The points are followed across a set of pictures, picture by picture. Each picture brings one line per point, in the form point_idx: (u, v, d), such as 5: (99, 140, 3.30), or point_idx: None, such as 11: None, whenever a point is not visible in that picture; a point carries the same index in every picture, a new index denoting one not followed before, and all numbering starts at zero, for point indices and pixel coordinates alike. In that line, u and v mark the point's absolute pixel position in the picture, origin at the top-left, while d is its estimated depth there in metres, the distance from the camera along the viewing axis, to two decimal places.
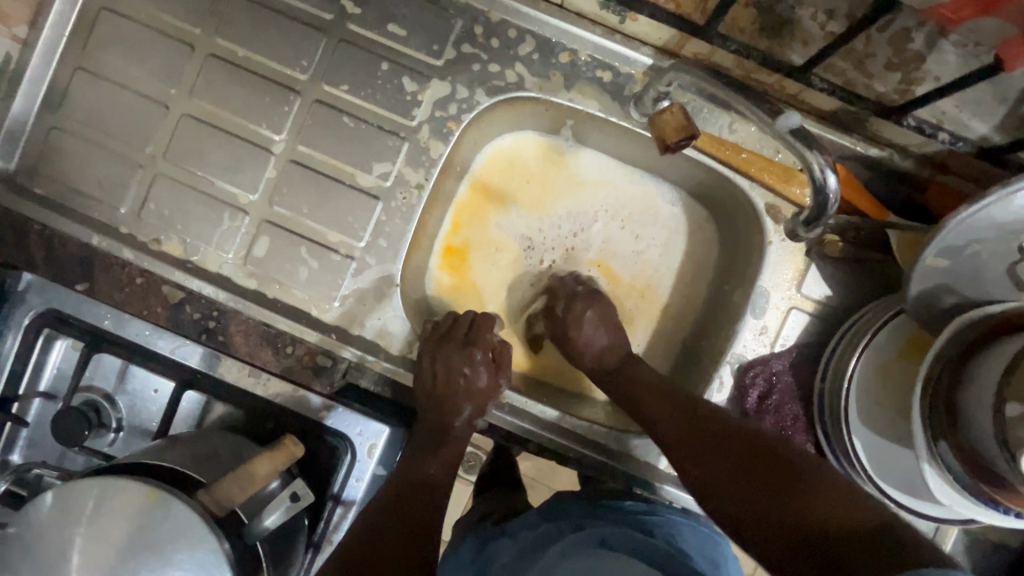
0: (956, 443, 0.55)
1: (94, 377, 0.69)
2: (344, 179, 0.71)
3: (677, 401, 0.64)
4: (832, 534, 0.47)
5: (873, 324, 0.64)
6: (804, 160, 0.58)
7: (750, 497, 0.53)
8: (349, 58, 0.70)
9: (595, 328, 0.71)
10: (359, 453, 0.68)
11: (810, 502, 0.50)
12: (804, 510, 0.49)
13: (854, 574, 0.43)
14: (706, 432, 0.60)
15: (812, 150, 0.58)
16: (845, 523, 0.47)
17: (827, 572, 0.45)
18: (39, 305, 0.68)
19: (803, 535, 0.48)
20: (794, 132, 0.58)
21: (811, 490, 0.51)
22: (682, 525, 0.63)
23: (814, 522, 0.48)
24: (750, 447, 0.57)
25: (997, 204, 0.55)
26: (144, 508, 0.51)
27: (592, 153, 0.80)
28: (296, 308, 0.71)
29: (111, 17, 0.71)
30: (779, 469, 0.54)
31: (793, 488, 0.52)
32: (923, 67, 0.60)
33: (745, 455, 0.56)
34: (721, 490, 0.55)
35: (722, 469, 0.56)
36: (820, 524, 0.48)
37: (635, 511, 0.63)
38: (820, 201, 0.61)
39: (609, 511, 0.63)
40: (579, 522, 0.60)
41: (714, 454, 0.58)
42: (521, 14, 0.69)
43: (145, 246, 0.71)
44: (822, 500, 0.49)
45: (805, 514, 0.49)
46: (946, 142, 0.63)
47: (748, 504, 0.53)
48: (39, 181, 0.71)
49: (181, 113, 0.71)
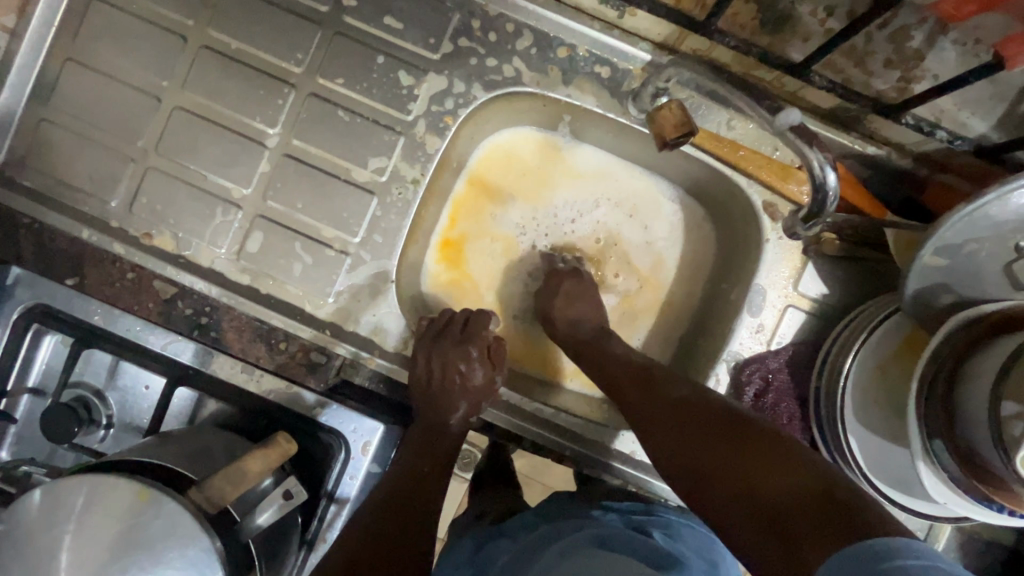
0: (953, 443, 0.55)
1: (84, 372, 0.68)
2: (339, 174, 0.70)
3: (658, 377, 0.62)
4: (782, 506, 0.44)
5: (869, 323, 0.64)
6: (803, 156, 0.60)
7: (706, 467, 0.51)
8: (344, 52, 0.69)
9: (573, 301, 0.72)
10: (354, 451, 0.68)
11: (766, 473, 0.47)
12: (758, 480, 0.47)
13: (801, 545, 0.41)
14: (671, 404, 0.58)
15: (813, 148, 0.60)
16: (797, 495, 0.44)
17: (777, 541, 0.43)
18: (29, 299, 0.68)
19: (754, 507, 0.46)
20: (794, 128, 0.60)
21: (769, 459, 0.48)
22: (680, 525, 0.63)
23: (766, 492, 0.46)
24: (716, 417, 0.54)
25: (995, 202, 0.55)
26: (135, 506, 0.50)
27: (590, 149, 0.80)
28: (290, 304, 0.70)
29: (101, 7, 0.70)
30: (741, 438, 0.51)
31: (751, 457, 0.49)
32: (922, 65, 0.60)
33: (708, 424, 0.54)
34: (683, 459, 0.53)
35: (685, 439, 0.54)
36: (772, 495, 0.45)
37: (633, 512, 0.63)
38: (819, 200, 0.61)
39: (606, 511, 0.62)
40: (576, 522, 0.60)
41: (684, 425, 0.55)
42: (519, 8, 0.69)
43: (136, 240, 0.70)
44: (779, 470, 0.47)
45: (758, 484, 0.47)
46: (944, 140, 0.62)
47: (703, 473, 0.51)
48: (27, 174, 0.70)
49: (173, 105, 0.70)
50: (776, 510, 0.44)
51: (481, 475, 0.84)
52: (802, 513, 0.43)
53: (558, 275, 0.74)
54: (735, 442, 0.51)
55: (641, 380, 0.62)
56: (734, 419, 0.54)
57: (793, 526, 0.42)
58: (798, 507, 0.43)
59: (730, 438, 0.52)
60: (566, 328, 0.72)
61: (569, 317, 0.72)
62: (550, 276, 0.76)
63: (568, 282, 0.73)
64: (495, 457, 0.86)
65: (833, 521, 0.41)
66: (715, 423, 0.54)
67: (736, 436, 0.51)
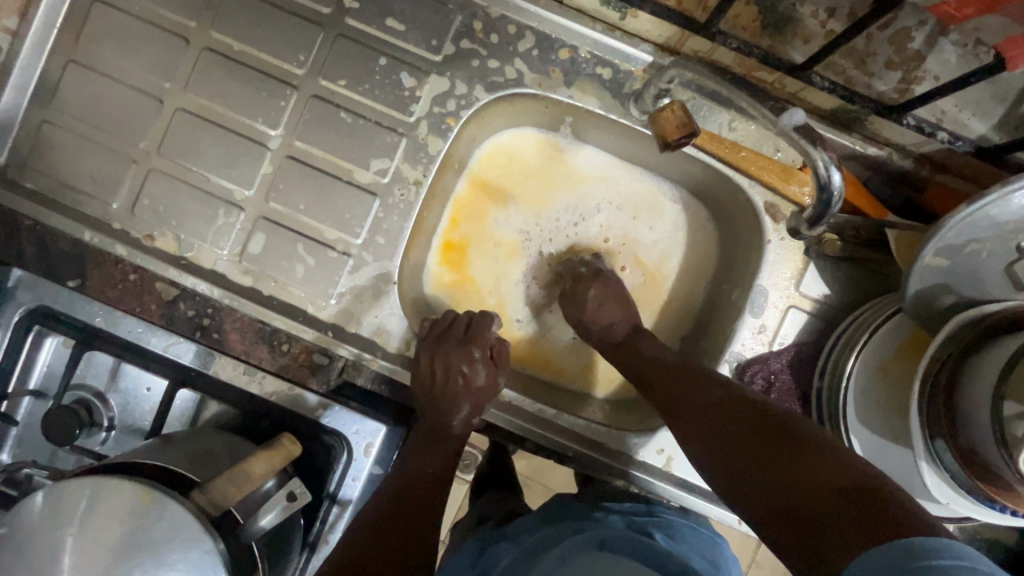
0: (954, 443, 0.55)
1: (85, 374, 0.68)
2: (341, 176, 0.70)
3: (689, 370, 0.62)
4: (817, 500, 0.44)
5: (871, 322, 0.65)
6: (809, 157, 0.58)
7: (739, 459, 0.52)
8: (346, 53, 0.70)
9: (587, 310, 0.71)
10: (356, 452, 0.68)
11: (797, 464, 0.48)
12: (790, 472, 0.47)
13: (835, 539, 0.41)
14: (704, 398, 0.58)
15: (818, 147, 0.58)
16: (829, 488, 0.45)
17: (812, 533, 0.43)
18: (30, 302, 0.67)
19: (785, 496, 0.47)
20: (798, 129, 0.59)
21: (801, 451, 0.49)
22: (682, 526, 0.63)
23: (799, 485, 0.46)
24: (747, 409, 0.55)
25: (996, 203, 0.55)
26: (138, 509, 0.50)
27: (592, 150, 0.80)
28: (292, 306, 0.70)
29: (104, 9, 0.70)
30: (773, 430, 0.52)
31: (784, 450, 0.49)
32: (923, 66, 0.60)
33: (742, 417, 0.54)
34: (718, 452, 0.54)
35: (717, 431, 0.55)
36: (806, 485, 0.46)
37: (635, 513, 0.63)
38: (824, 201, 0.61)
39: (608, 513, 0.62)
40: (579, 525, 0.60)
41: (718, 417, 0.56)
42: (521, 10, 0.69)
43: (138, 242, 0.70)
44: (811, 463, 0.47)
45: (790, 476, 0.47)
46: (945, 141, 0.62)
47: (736, 465, 0.52)
48: (30, 175, 0.70)
49: (176, 106, 0.70)
50: (809, 502, 0.45)
51: (483, 476, 0.84)
52: (835, 505, 0.43)
53: (582, 281, 0.73)
54: (767, 434, 0.52)
55: (669, 373, 0.63)
56: (766, 410, 0.54)
57: (824, 517, 0.43)
58: (830, 499, 0.44)
59: (762, 430, 0.52)
60: (601, 331, 0.71)
61: (602, 320, 0.71)
62: (573, 279, 0.75)
63: (594, 288, 0.72)
64: (496, 458, 0.86)
65: (865, 515, 0.41)
66: (746, 415, 0.54)
67: (768, 428, 0.52)
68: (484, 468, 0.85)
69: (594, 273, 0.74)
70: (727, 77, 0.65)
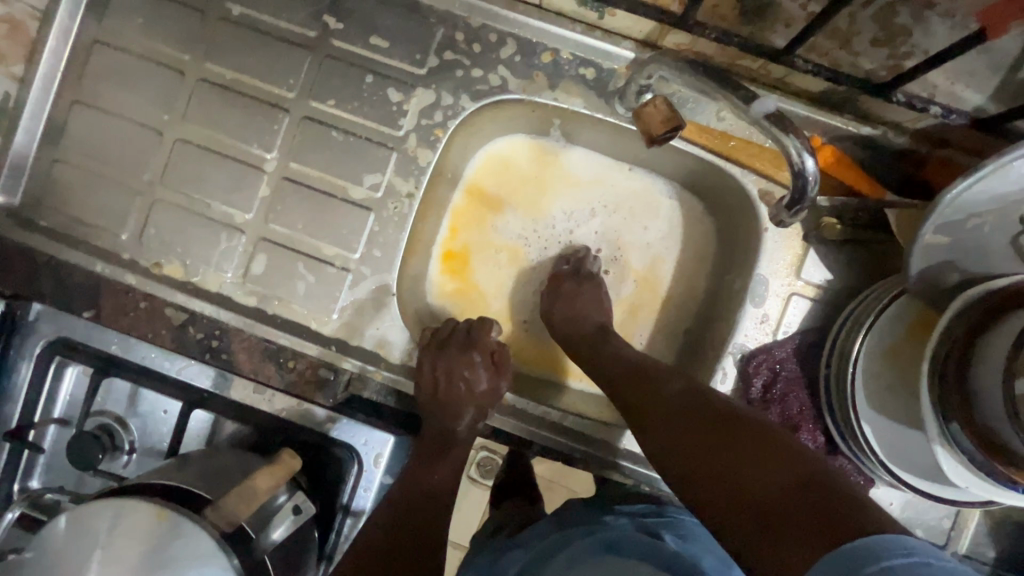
0: (970, 425, 0.54)
1: (106, 402, 0.71)
2: (336, 194, 0.71)
3: (650, 373, 0.62)
4: (773, 504, 0.43)
5: (877, 304, 0.63)
6: (778, 144, 0.56)
7: (698, 460, 0.50)
8: (334, 74, 0.71)
9: (577, 301, 0.73)
10: (366, 463, 0.70)
11: (760, 465, 0.46)
12: (749, 472, 0.46)
13: (788, 541, 0.40)
14: (666, 401, 0.57)
15: (789, 134, 0.56)
16: (791, 485, 0.43)
17: (764, 536, 0.42)
18: (51, 333, 0.71)
19: (745, 497, 0.45)
20: (768, 117, 0.57)
21: (766, 451, 0.47)
22: (691, 527, 0.61)
23: (753, 490, 0.45)
24: (707, 409, 0.54)
25: (994, 174, 0.53)
26: (155, 529, 0.52)
27: (584, 152, 0.80)
28: (295, 323, 0.72)
29: (103, 49, 0.73)
30: (736, 431, 0.50)
31: (743, 452, 0.48)
32: (910, 40, 0.58)
33: (701, 421, 0.53)
34: (675, 455, 0.52)
35: (681, 435, 0.53)
36: (763, 487, 0.44)
37: (644, 514, 0.62)
38: (800, 185, 0.58)
39: (617, 516, 0.62)
40: (587, 527, 0.59)
41: (678, 421, 0.55)
42: (500, 18, 0.70)
43: (147, 270, 0.72)
44: (774, 464, 0.46)
45: (751, 473, 0.46)
46: (939, 116, 0.60)
47: (694, 463, 0.50)
48: (44, 214, 0.73)
49: (175, 138, 0.73)
50: (770, 502, 0.43)
51: (504, 479, 0.82)
52: (795, 503, 0.42)
53: (561, 277, 0.76)
54: (731, 435, 0.50)
55: (636, 375, 0.62)
56: (729, 410, 0.53)
57: (781, 515, 0.42)
58: (791, 496, 0.42)
59: (726, 430, 0.51)
60: (579, 318, 0.72)
61: (573, 317, 0.73)
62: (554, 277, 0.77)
63: (580, 283, 0.74)
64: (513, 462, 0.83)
65: (823, 513, 0.40)
66: (707, 414, 0.54)
67: (731, 428, 0.51)
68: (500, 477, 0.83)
69: (575, 270, 0.76)
70: (703, 70, 0.60)
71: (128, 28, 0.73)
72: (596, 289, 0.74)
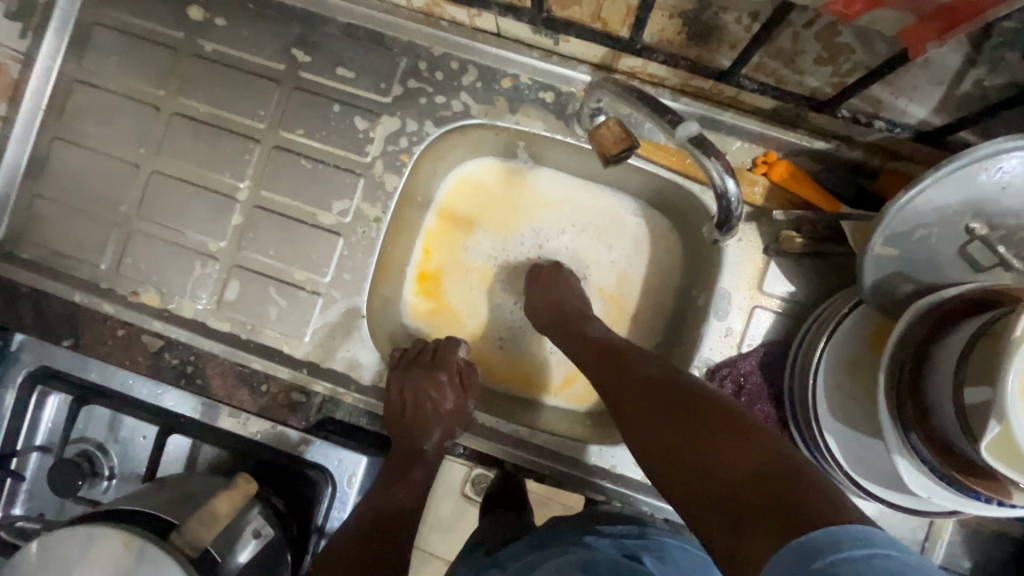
0: (927, 434, 0.53)
1: (86, 428, 0.73)
2: (306, 220, 0.73)
3: (626, 358, 0.62)
4: (741, 493, 0.43)
5: (835, 317, 0.63)
6: (702, 167, 0.56)
7: (671, 447, 0.51)
8: (303, 105, 0.74)
9: (554, 292, 0.75)
10: (340, 484, 0.71)
11: (730, 453, 0.47)
12: (719, 460, 0.47)
13: (751, 533, 0.41)
14: (641, 385, 0.57)
15: (711, 157, 0.56)
16: (759, 477, 0.44)
17: (732, 525, 0.43)
18: (32, 363, 0.73)
19: (714, 485, 0.46)
20: (694, 139, 0.56)
21: (734, 436, 0.48)
22: (671, 548, 0.60)
23: (724, 478, 0.45)
24: (680, 393, 0.54)
25: (934, 186, 0.54)
26: (121, 554, 0.53)
27: (551, 172, 0.82)
28: (268, 347, 0.74)
29: (82, 87, 0.76)
30: (707, 416, 0.50)
31: (712, 437, 0.48)
32: (853, 57, 0.58)
33: (673, 403, 0.53)
34: (649, 440, 0.53)
35: (654, 419, 0.53)
36: (733, 476, 0.45)
37: (625, 536, 0.60)
38: (724, 206, 0.59)
39: (598, 537, 0.60)
40: (565, 548, 0.59)
41: (650, 404, 0.55)
42: (461, 46, 0.72)
43: (124, 299, 0.74)
44: (744, 453, 0.46)
45: (722, 465, 0.46)
46: (883, 130, 0.63)
47: (668, 450, 0.51)
48: (25, 247, 0.76)
49: (151, 169, 0.75)
50: (736, 492, 0.44)
51: (490, 493, 0.79)
52: (762, 495, 0.42)
53: (539, 270, 0.78)
54: (702, 421, 0.50)
55: (613, 364, 0.62)
56: (701, 393, 0.53)
57: (750, 505, 0.42)
58: (759, 490, 0.43)
59: (696, 414, 0.51)
60: (547, 314, 0.74)
61: (548, 305, 0.74)
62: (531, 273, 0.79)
63: (559, 277, 0.76)
64: (503, 479, 0.80)
65: (789, 508, 0.40)
66: (680, 399, 0.53)
67: (702, 411, 0.51)
68: (494, 488, 0.80)
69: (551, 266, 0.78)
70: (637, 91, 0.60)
71: (106, 66, 0.76)
72: (568, 281, 0.76)
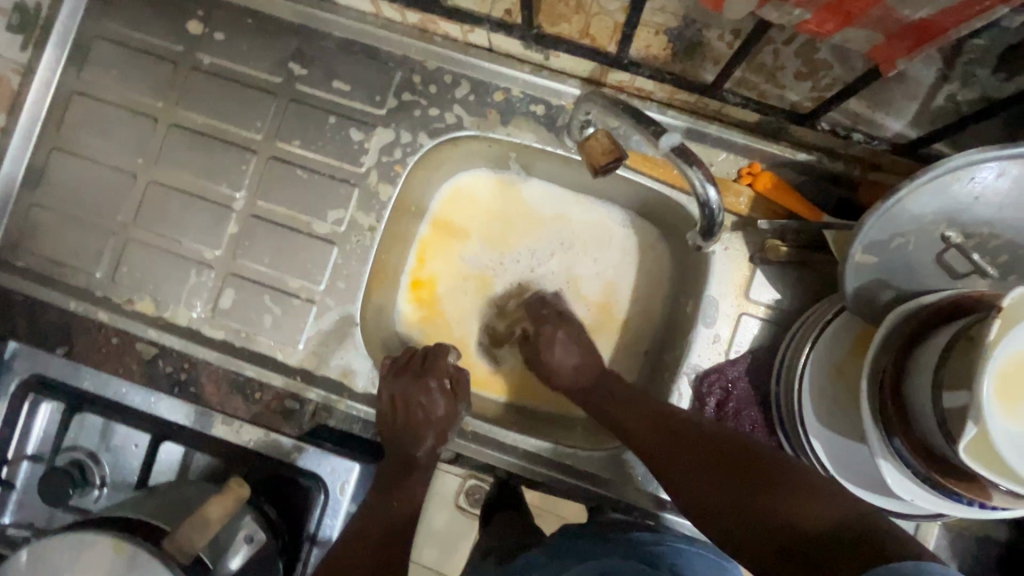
0: (910, 439, 0.55)
1: (77, 437, 0.72)
2: (301, 229, 0.75)
3: (651, 406, 0.64)
4: (810, 535, 0.45)
5: (819, 324, 0.65)
6: (685, 176, 0.58)
7: (723, 499, 0.52)
8: (299, 116, 0.75)
9: (567, 349, 0.71)
10: (332, 491, 0.70)
11: (784, 498, 0.48)
12: (775, 505, 0.48)
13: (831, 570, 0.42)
14: (677, 438, 0.59)
15: (693, 166, 0.58)
16: (824, 522, 0.45)
17: (810, 569, 0.43)
18: (25, 371, 0.72)
19: (779, 531, 0.47)
20: (675, 150, 0.58)
21: (784, 483, 0.50)
22: (691, 555, 0.56)
23: (786, 522, 0.47)
24: (719, 445, 0.56)
25: (909, 198, 0.56)
26: (112, 560, 0.53)
27: (544, 184, 0.83)
28: (263, 354, 0.74)
29: (81, 99, 0.77)
30: (752, 467, 0.53)
31: (764, 485, 0.50)
32: (831, 72, 0.61)
33: (714, 455, 0.55)
34: (698, 494, 0.54)
35: (698, 472, 0.55)
36: (794, 518, 0.46)
37: (642, 543, 0.57)
38: (707, 214, 0.61)
39: (615, 546, 0.57)
40: (586, 555, 0.57)
41: (692, 458, 0.56)
42: (454, 61, 0.74)
43: (120, 306, 0.75)
44: (797, 495, 0.48)
45: (782, 514, 0.47)
46: (862, 141, 0.65)
47: (721, 501, 0.52)
48: (21, 256, 0.76)
49: (148, 179, 0.76)
50: (803, 533, 0.45)
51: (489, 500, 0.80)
52: (830, 531, 0.44)
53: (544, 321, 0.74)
54: (749, 472, 0.52)
55: (639, 409, 0.64)
56: (738, 445, 0.56)
57: (824, 543, 0.44)
58: (828, 533, 0.44)
59: (743, 466, 0.53)
60: (569, 372, 0.71)
61: (568, 365, 0.71)
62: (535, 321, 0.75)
63: (561, 331, 0.73)
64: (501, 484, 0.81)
65: (860, 541, 0.42)
66: (722, 452, 0.55)
67: (745, 462, 0.53)
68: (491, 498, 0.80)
69: (555, 314, 0.75)
70: (623, 105, 0.62)
71: (106, 80, 0.77)
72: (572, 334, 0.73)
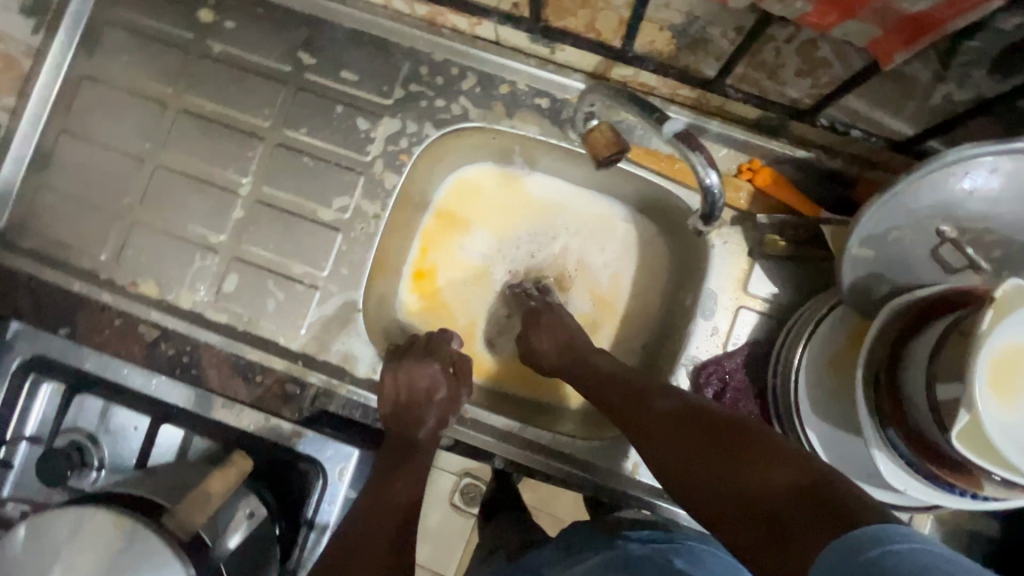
0: (904, 429, 0.55)
1: (77, 419, 0.71)
2: (306, 215, 0.75)
3: (635, 384, 0.62)
4: (777, 507, 0.42)
5: (815, 317, 0.66)
6: (688, 161, 0.60)
7: (696, 469, 0.50)
8: (306, 105, 0.76)
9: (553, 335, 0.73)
10: (330, 476, 0.71)
11: (759, 470, 0.46)
12: (749, 478, 0.46)
13: (796, 543, 0.40)
14: (659, 412, 0.57)
15: (695, 150, 0.60)
16: (787, 493, 0.43)
17: (773, 541, 0.41)
18: (27, 351, 0.73)
19: (747, 504, 0.44)
20: (678, 135, 0.60)
21: (760, 455, 0.47)
22: (705, 554, 0.57)
23: (756, 494, 0.44)
24: (699, 417, 0.54)
25: (904, 194, 0.58)
26: (112, 535, 0.53)
27: (546, 177, 0.84)
28: (265, 339, 0.75)
29: (91, 83, 0.78)
30: (730, 438, 0.50)
31: (739, 456, 0.48)
32: (830, 71, 0.62)
33: (693, 427, 0.53)
34: (674, 464, 0.52)
35: (675, 443, 0.53)
36: (766, 491, 0.44)
37: (654, 540, 0.57)
38: (710, 200, 0.62)
39: (628, 540, 0.57)
40: (599, 546, 0.57)
41: (670, 429, 0.54)
42: (461, 53, 0.75)
43: (123, 288, 0.76)
44: (772, 468, 0.46)
45: (752, 486, 0.45)
46: (860, 138, 0.68)
47: (695, 473, 0.50)
48: (27, 237, 0.77)
49: (155, 163, 0.77)
50: (772, 506, 0.43)
51: (484, 501, 0.81)
52: (799, 504, 0.41)
53: (534, 311, 0.77)
54: (726, 442, 0.50)
55: (626, 386, 0.63)
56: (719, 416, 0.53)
57: (790, 516, 0.41)
58: (789, 505, 0.42)
59: (720, 436, 0.51)
60: (557, 351, 0.72)
61: (558, 351, 0.72)
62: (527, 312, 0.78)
63: (548, 316, 0.75)
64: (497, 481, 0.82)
65: (827, 515, 0.39)
66: (701, 423, 0.53)
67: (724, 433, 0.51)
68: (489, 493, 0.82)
69: (545, 306, 0.77)
70: (627, 97, 0.63)
71: (116, 64, 0.78)
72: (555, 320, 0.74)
